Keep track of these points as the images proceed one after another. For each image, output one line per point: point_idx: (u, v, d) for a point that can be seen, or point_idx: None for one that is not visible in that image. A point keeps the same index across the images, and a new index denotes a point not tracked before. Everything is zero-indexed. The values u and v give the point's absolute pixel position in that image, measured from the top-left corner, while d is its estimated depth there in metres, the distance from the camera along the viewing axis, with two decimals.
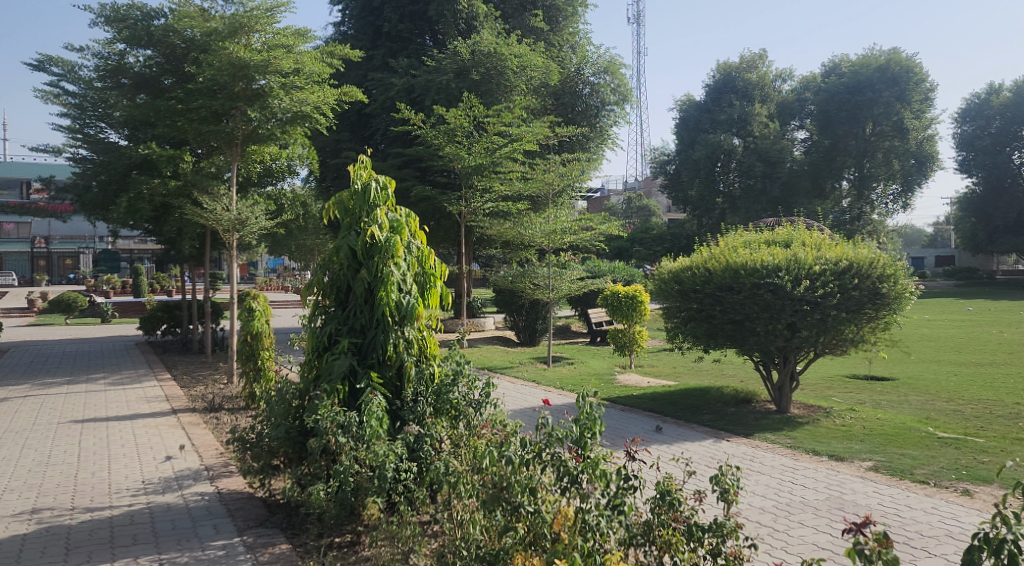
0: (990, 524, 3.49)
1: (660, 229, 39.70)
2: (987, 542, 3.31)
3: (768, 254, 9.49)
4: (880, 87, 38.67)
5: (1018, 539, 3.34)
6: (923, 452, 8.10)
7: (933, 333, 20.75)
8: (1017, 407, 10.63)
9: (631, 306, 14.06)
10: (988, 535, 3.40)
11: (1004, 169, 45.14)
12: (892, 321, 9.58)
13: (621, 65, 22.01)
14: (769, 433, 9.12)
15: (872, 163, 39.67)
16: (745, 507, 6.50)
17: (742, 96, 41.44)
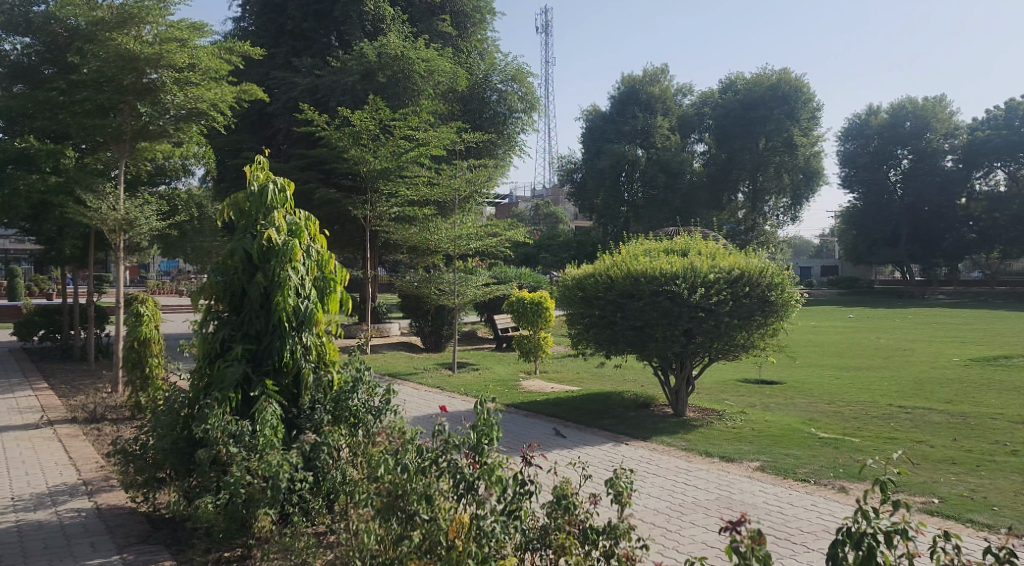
0: (852, 520, 3.56)
1: (566, 236, 40.24)
2: (849, 535, 3.40)
3: (666, 263, 9.74)
4: (773, 105, 40.42)
5: (877, 532, 3.43)
6: (805, 452, 8.47)
7: (818, 338, 21.84)
8: (892, 408, 11.27)
9: (536, 312, 14.21)
10: (849, 528, 3.48)
11: (881, 186, 48.37)
12: (779, 328, 10.03)
13: (529, 73, 22.28)
14: (665, 436, 9.36)
15: (765, 177, 41.50)
16: (639, 509, 6.65)
17: (645, 109, 42.60)
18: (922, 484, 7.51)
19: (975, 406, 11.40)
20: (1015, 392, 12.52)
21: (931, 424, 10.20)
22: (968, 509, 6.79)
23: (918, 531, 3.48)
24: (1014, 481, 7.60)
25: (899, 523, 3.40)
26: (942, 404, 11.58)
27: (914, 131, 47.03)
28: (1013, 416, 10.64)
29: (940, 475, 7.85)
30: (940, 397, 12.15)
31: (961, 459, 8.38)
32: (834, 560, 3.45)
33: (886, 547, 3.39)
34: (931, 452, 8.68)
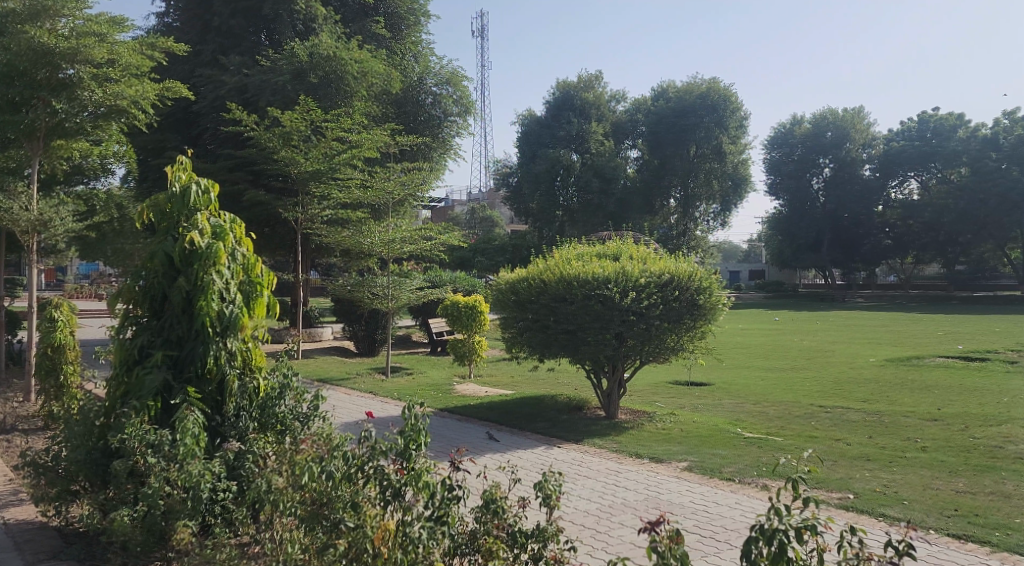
0: (765, 517, 3.63)
1: (501, 240, 40.21)
2: (762, 531, 3.47)
3: (599, 266, 9.81)
4: (702, 112, 41.23)
5: (788, 529, 3.50)
6: (731, 451, 8.65)
7: (745, 341, 22.38)
8: (814, 407, 11.61)
9: (471, 316, 14.16)
10: (761, 526, 3.54)
11: (806, 194, 49.88)
12: (707, 331, 10.24)
13: (463, 77, 22.25)
14: (596, 438, 9.45)
15: (696, 183, 42.17)
16: (569, 511, 6.68)
17: (579, 115, 43.05)
18: (839, 481, 7.75)
19: (891, 404, 11.83)
20: (928, 391, 13.04)
21: (849, 422, 10.54)
22: (881, 503, 7.04)
23: (826, 527, 3.58)
24: (924, 476, 7.91)
25: (808, 518, 3.49)
26: (860, 403, 11.98)
27: (835, 140, 48.72)
28: (925, 413, 11.07)
29: (856, 471, 8.12)
30: (859, 396, 12.57)
31: (876, 456, 8.68)
32: (747, 557, 3.51)
33: (796, 543, 3.47)
34: (848, 450, 8.97)
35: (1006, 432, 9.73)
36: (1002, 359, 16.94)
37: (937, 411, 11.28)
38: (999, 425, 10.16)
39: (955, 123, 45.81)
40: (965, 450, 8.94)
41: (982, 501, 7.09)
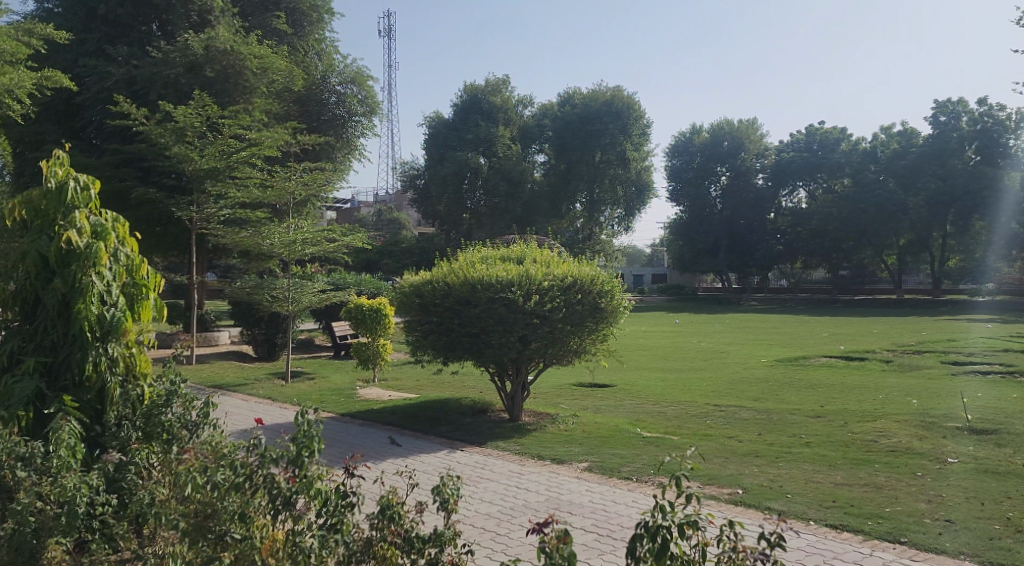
0: (650, 515, 3.68)
1: (409, 242, 39.75)
2: (647, 529, 3.51)
3: (502, 269, 9.81)
4: (607, 120, 42.16)
5: (673, 526, 3.56)
6: (630, 451, 8.81)
7: (646, 343, 22.84)
8: (710, 407, 11.96)
9: (375, 319, 13.98)
10: (645, 524, 3.59)
11: (705, 201, 51.44)
12: (608, 333, 10.42)
13: (368, 77, 21.92)
14: (500, 440, 9.45)
15: (600, 189, 42.84)
16: (470, 515, 6.63)
17: (487, 118, 43.21)
18: (730, 477, 8.00)
19: (779, 403, 12.31)
20: (814, 389, 13.63)
21: (742, 421, 10.89)
22: (767, 497, 7.31)
23: (707, 521, 3.67)
24: (808, 470, 8.25)
25: (690, 514, 3.56)
26: (752, 402, 12.41)
27: (731, 150, 50.65)
28: (811, 411, 11.56)
29: (745, 467, 8.41)
30: (751, 396, 13.00)
31: (765, 452, 9.02)
32: (632, 554, 3.54)
33: (679, 538, 3.54)
34: (739, 447, 9.28)
35: (882, 427, 10.26)
36: (880, 358, 17.89)
37: (821, 408, 11.79)
38: (876, 421, 10.72)
39: (839, 137, 48.55)
40: (845, 445, 9.38)
41: (858, 493, 7.44)
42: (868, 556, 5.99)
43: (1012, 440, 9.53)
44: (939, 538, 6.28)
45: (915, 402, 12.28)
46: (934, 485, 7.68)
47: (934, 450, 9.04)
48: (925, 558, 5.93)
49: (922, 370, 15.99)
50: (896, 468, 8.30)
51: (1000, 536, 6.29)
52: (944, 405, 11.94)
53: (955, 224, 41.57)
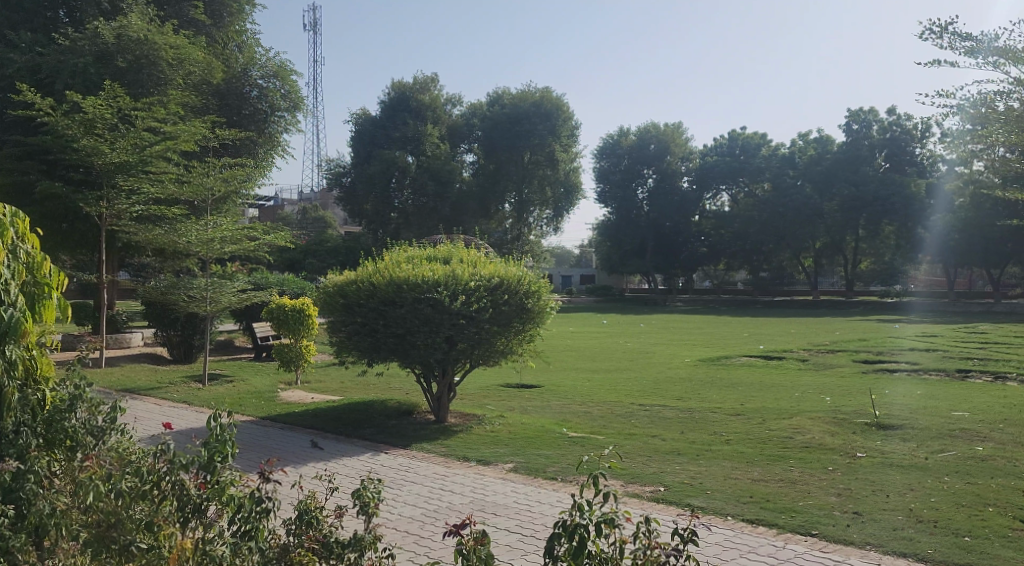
0: (569, 514, 3.68)
1: (334, 242, 39.09)
2: (566, 528, 3.51)
3: (428, 270, 9.72)
4: (536, 120, 42.34)
5: (592, 525, 3.58)
6: (555, 451, 8.84)
7: (572, 343, 23.05)
8: (634, 407, 12.12)
9: (298, 320, 13.67)
10: (563, 522, 3.59)
11: (631, 203, 52.04)
12: (535, 334, 10.44)
13: (292, 72, 21.55)
14: (425, 442, 9.36)
15: (530, 189, 43.21)
16: (392, 518, 6.53)
17: (415, 117, 42.78)
18: (651, 475, 8.11)
19: (700, 401, 12.57)
20: (734, 388, 13.94)
21: (665, 420, 11.06)
22: (687, 494, 7.42)
23: (624, 520, 3.70)
24: (726, 467, 8.42)
25: (607, 512, 3.59)
26: (674, 401, 12.61)
27: (657, 153, 51.43)
28: (731, 409, 11.84)
29: (667, 465, 8.52)
30: (674, 395, 13.25)
31: (686, 451, 9.17)
32: (550, 553, 3.53)
33: (596, 537, 3.55)
34: (661, 445, 9.41)
35: (797, 424, 10.57)
36: (796, 358, 18.46)
37: (740, 407, 12.07)
38: (791, 418, 11.05)
39: (759, 142, 49.91)
40: (762, 442, 9.62)
41: (773, 488, 7.64)
42: (781, 549, 6.14)
43: (916, 434, 9.94)
44: (847, 530, 6.48)
45: (829, 399, 12.68)
46: (843, 479, 7.94)
47: (844, 446, 9.35)
48: (835, 550, 6.12)
49: (835, 369, 16.60)
50: (808, 463, 8.56)
51: (903, 526, 6.53)
52: (855, 402, 12.37)
53: (867, 228, 43.35)
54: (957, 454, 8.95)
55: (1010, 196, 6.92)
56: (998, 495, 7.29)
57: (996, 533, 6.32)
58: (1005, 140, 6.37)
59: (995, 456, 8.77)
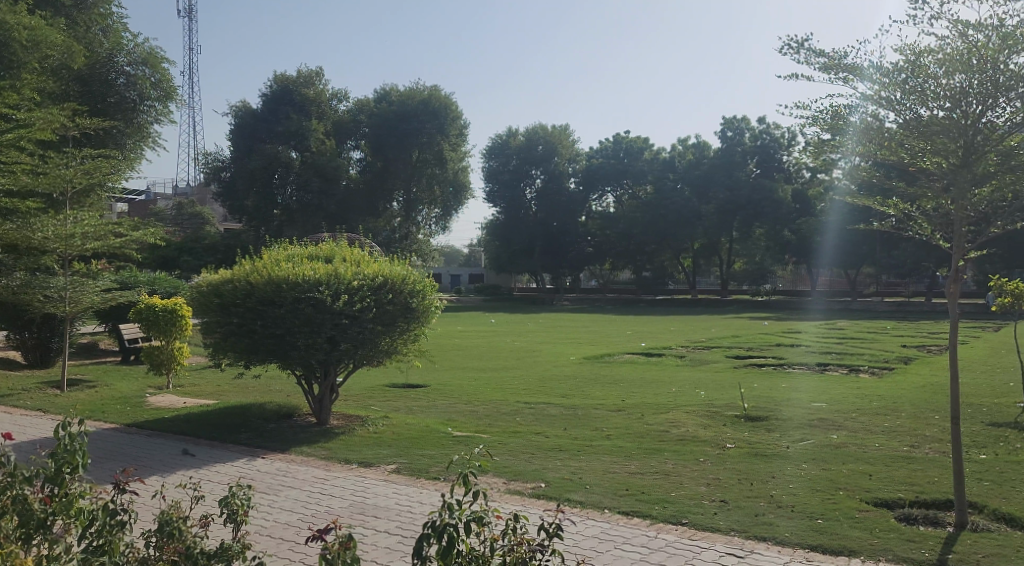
0: (440, 514, 3.68)
1: (212, 239, 37.55)
2: (434, 527, 3.52)
3: (309, 268, 9.51)
4: (424, 119, 42.14)
5: (459, 525, 3.61)
6: (439, 451, 8.83)
7: (460, 342, 23.08)
8: (520, 405, 12.26)
9: (170, 322, 13.03)
10: (432, 522, 3.59)
11: (519, 202, 52.61)
12: (420, 334, 10.39)
13: (163, 59, 20.64)
14: (305, 446, 9.15)
15: (418, 188, 43.48)
16: (267, 526, 6.35)
17: (299, 111, 41.59)
18: (533, 472, 8.23)
19: (584, 398, 12.84)
20: (616, 385, 14.30)
21: (549, 417, 11.21)
22: (567, 489, 7.57)
23: (495, 518, 3.76)
24: (606, 461, 8.63)
25: (477, 511, 3.63)
26: (559, 399, 12.83)
27: (545, 154, 51.94)
28: (612, 405, 12.15)
29: (549, 461, 8.67)
30: (558, 392, 13.49)
31: (568, 447, 9.34)
32: (419, 554, 3.52)
33: (464, 535, 3.59)
34: (544, 442, 9.54)
35: (673, 418, 10.94)
36: (674, 354, 19.13)
37: (621, 402, 12.41)
38: (668, 412, 11.44)
39: (643, 146, 51.46)
40: (641, 436, 9.91)
41: (648, 480, 7.88)
42: (653, 539, 6.35)
43: (780, 425, 10.51)
44: (715, 517, 6.77)
45: (702, 394, 13.19)
46: (713, 469, 8.30)
47: (716, 438, 9.76)
48: (702, 537, 6.39)
49: (709, 364, 17.32)
50: (682, 455, 8.89)
51: (765, 512, 6.88)
52: (728, 396, 12.93)
53: (740, 231, 45.79)
54: (816, 442, 9.52)
55: (862, 202, 7.36)
56: (850, 479, 7.80)
57: (845, 515, 6.76)
58: (853, 149, 6.86)
59: (848, 443, 9.39)
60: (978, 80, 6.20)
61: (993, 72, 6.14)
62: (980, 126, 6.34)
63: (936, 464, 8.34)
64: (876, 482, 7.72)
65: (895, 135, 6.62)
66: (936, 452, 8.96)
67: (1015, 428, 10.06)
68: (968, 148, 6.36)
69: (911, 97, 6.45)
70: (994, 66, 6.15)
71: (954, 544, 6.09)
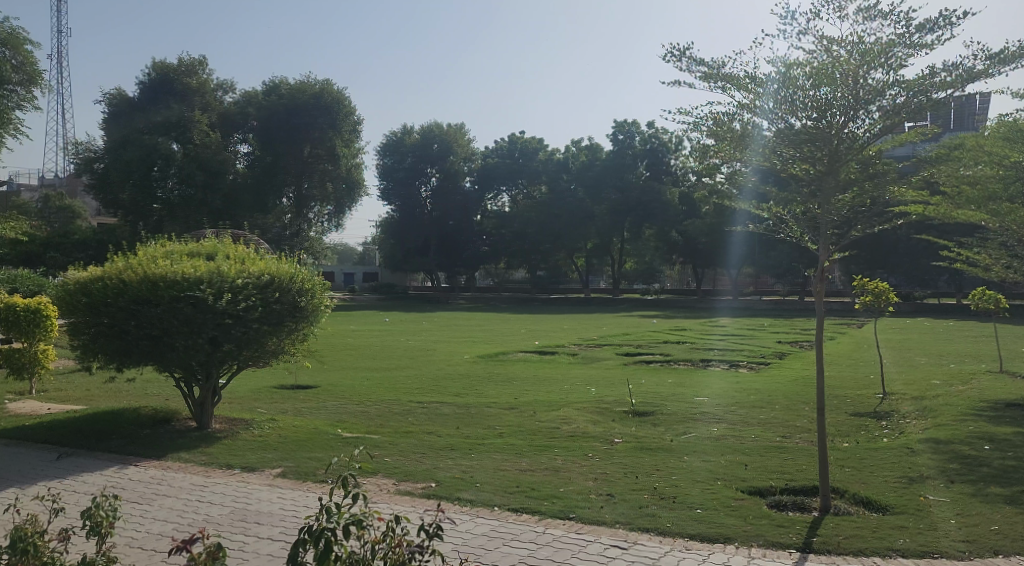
0: (316, 519, 3.60)
1: (83, 234, 35.42)
2: (311, 533, 3.44)
3: (189, 266, 9.10)
4: (316, 114, 41.62)
5: (338, 530, 3.53)
6: (327, 453, 8.65)
7: (353, 343, 22.68)
8: (412, 404, 12.16)
9: (34, 322, 12.24)
10: (308, 528, 3.51)
11: (415, 201, 51.85)
12: (308, 333, 10.21)
13: (27, 41, 19.46)
14: (184, 452, 8.79)
15: (310, 184, 42.48)
16: (140, 537, 6.05)
17: (181, 101, 39.94)
18: (423, 471, 8.18)
19: (477, 397, 12.85)
20: (509, 383, 14.37)
21: (441, 416, 11.17)
22: (456, 488, 7.57)
23: (374, 520, 3.70)
24: (496, 459, 8.67)
25: (356, 514, 3.56)
26: (452, 398, 12.79)
27: (440, 153, 51.42)
28: (505, 403, 12.21)
29: (439, 461, 8.64)
30: (451, 391, 13.46)
31: (460, 446, 9.32)
32: (294, 561, 3.43)
33: (343, 539, 3.52)
34: (436, 442, 9.48)
35: (563, 415, 11.12)
36: (567, 352, 19.39)
37: (513, 400, 12.48)
38: (559, 409, 11.59)
39: (537, 146, 52.27)
40: (531, 433, 10.02)
41: (538, 477, 7.97)
42: (541, 534, 6.42)
43: (665, 420, 10.83)
44: (601, 511, 6.91)
45: (593, 391, 13.44)
46: (600, 464, 8.47)
47: (605, 433, 9.97)
48: (589, 530, 6.50)
49: (600, 362, 17.66)
50: (571, 451, 9.03)
51: (648, 504, 7.06)
52: (617, 392, 13.23)
53: (630, 231, 47.00)
54: (697, 435, 9.86)
55: (743, 206, 7.63)
56: (728, 470, 8.12)
57: (723, 504, 7.04)
58: (732, 155, 7.12)
59: (727, 435, 9.78)
60: (841, 92, 6.57)
61: (854, 87, 6.52)
62: (844, 136, 6.72)
63: (806, 453, 8.79)
64: (752, 471, 8.06)
65: (770, 144, 6.92)
66: (806, 442, 9.44)
67: (875, 417, 10.72)
68: (833, 156, 6.74)
69: (782, 107, 6.76)
70: (856, 81, 6.53)
71: (819, 528, 6.42)
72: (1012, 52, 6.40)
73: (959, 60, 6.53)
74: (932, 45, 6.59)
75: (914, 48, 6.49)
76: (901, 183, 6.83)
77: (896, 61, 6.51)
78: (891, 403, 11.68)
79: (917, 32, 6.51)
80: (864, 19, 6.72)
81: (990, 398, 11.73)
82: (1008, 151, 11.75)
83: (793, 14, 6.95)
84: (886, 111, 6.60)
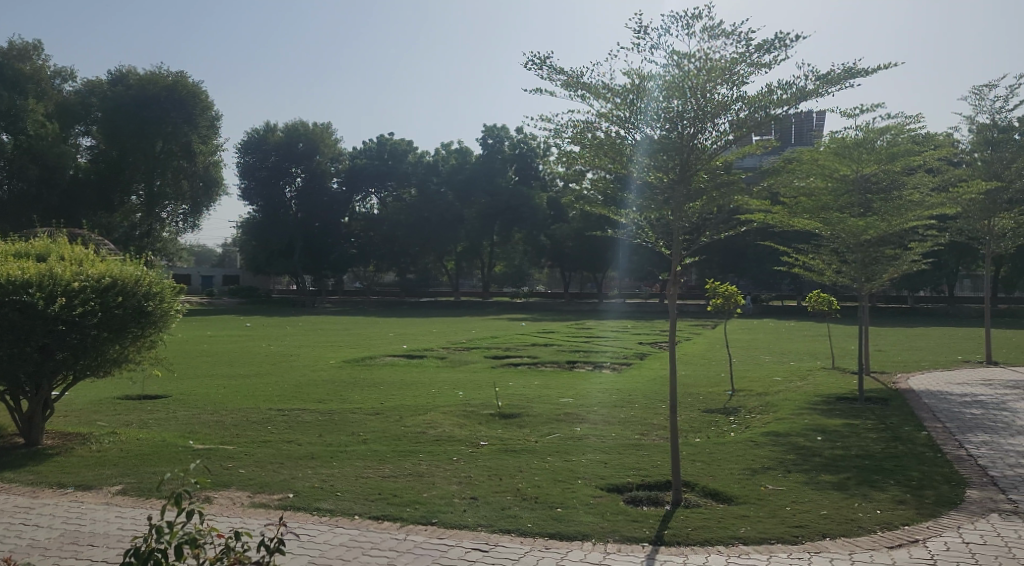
0: (149, 534, 3.39)
1: None
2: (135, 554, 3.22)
3: (17, 268, 8.44)
4: (168, 107, 38.96)
5: (174, 543, 3.32)
6: (173, 467, 8.21)
7: (210, 348, 21.69)
8: (270, 412, 11.73)
9: None
10: (136, 549, 3.29)
11: (278, 201, 49.92)
12: (155, 339, 9.67)
13: None
14: (9, 471, 8.10)
15: (162, 182, 39.48)
16: None
17: (12, 88, 36.10)
18: (278, 482, 7.90)
19: (341, 403, 12.58)
20: (375, 388, 14.17)
21: (301, 424, 10.84)
22: (315, 498, 7.36)
23: (212, 535, 3.52)
24: (358, 467, 8.50)
25: (190, 531, 3.37)
26: (315, 404, 12.48)
27: (306, 152, 49.71)
28: (370, 409, 12.01)
29: (298, 471, 8.35)
30: (314, 397, 13.11)
31: (320, 454, 9.06)
32: None
33: (177, 560, 3.32)
34: (294, 451, 9.18)
35: (429, 419, 11.04)
36: (434, 355, 19.33)
37: (380, 405, 12.32)
38: (425, 413, 11.52)
39: (406, 148, 51.82)
40: (394, 439, 9.87)
41: (400, 483, 7.86)
42: (402, 541, 6.33)
43: (529, 421, 10.98)
44: (463, 514, 6.90)
45: (460, 394, 13.43)
46: (464, 467, 8.47)
47: (470, 436, 9.97)
48: (450, 535, 6.46)
49: (467, 364, 17.71)
50: (435, 455, 8.98)
51: (509, 505, 7.11)
52: (483, 395, 13.29)
53: (500, 234, 47.49)
54: (560, 435, 10.05)
55: (604, 212, 7.75)
56: (587, 469, 8.29)
57: (581, 501, 7.18)
58: (593, 162, 7.25)
59: (588, 435, 10.00)
60: (690, 106, 6.84)
61: (702, 101, 6.82)
62: (694, 147, 7.02)
63: (660, 450, 9.11)
64: (611, 469, 8.26)
65: (629, 152, 7.11)
66: (662, 439, 9.81)
67: (724, 413, 11.30)
68: (684, 165, 7.03)
69: (639, 117, 6.97)
70: (703, 95, 6.81)
71: (670, 521, 6.66)
72: (838, 73, 6.88)
73: (793, 79, 6.97)
74: (770, 64, 7.00)
75: (755, 66, 6.87)
76: (746, 193, 7.21)
77: (738, 78, 6.86)
78: (738, 399, 12.34)
79: (757, 52, 6.89)
80: (709, 37, 7.06)
81: (827, 393, 12.62)
82: (838, 164, 13.24)
83: (646, 28, 7.20)
84: (732, 125, 6.95)
